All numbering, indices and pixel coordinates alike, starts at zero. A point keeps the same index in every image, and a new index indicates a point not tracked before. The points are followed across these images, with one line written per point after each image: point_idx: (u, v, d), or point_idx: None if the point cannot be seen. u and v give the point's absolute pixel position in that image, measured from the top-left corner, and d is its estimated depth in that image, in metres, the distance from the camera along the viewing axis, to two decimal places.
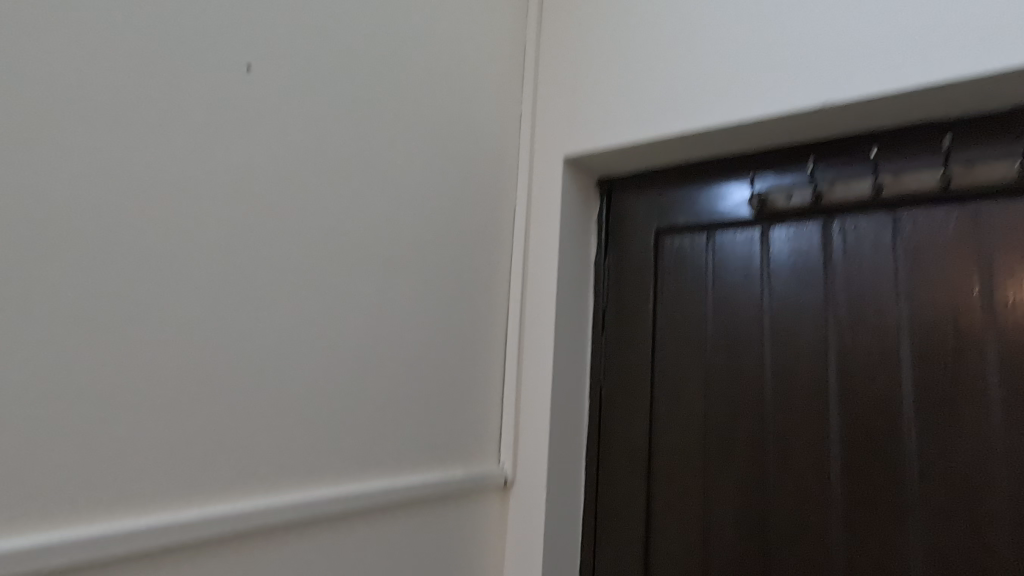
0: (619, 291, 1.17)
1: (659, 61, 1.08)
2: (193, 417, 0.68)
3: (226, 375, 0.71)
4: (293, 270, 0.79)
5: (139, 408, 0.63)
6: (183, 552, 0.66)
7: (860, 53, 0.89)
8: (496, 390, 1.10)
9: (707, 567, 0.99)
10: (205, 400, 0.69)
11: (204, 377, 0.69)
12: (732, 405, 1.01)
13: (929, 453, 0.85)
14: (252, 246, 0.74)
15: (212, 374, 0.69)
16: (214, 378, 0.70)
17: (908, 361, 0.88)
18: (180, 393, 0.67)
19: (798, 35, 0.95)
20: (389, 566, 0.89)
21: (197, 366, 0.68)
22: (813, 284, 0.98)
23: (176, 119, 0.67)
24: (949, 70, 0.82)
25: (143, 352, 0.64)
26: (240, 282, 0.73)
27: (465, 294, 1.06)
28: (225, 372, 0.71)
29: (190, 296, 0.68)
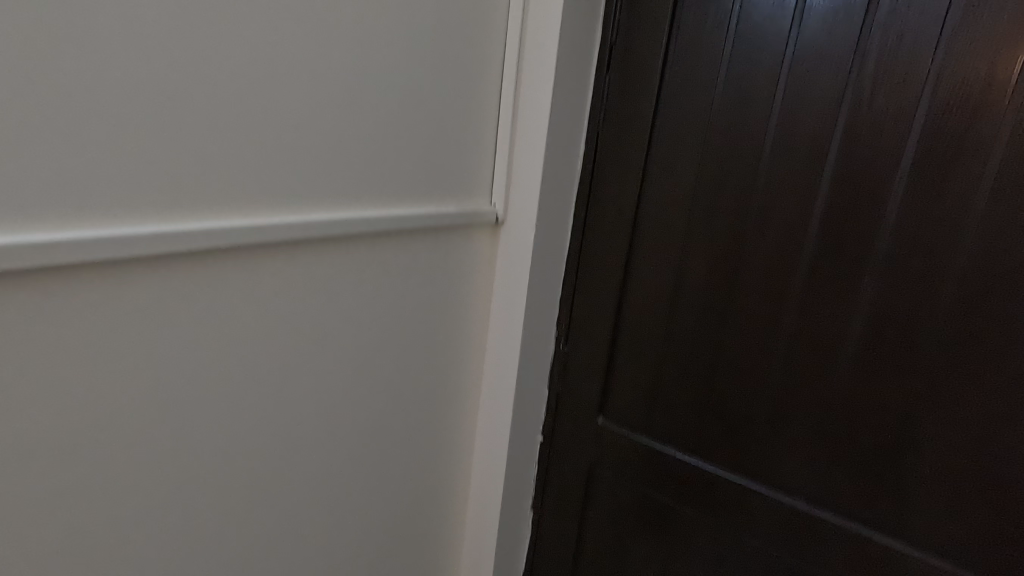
0: (632, 24, 1.04)
1: None
2: (164, 132, 0.65)
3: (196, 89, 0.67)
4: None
5: (102, 116, 0.60)
6: (190, 259, 0.71)
7: None
8: (489, 133, 1.07)
9: (675, 304, 1.09)
10: (173, 116, 0.65)
11: (166, 86, 0.64)
12: (729, 160, 1.00)
13: (910, 213, 0.87)
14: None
15: (174, 86, 0.65)
16: (186, 92, 0.66)
17: (922, 115, 0.84)
18: (152, 106, 0.64)
19: None
20: (386, 288, 0.98)
21: (163, 75, 0.64)
22: (850, 23, 0.87)
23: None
24: None
25: (100, 56, 0.59)
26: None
27: (456, 16, 0.94)
28: (193, 86, 0.66)
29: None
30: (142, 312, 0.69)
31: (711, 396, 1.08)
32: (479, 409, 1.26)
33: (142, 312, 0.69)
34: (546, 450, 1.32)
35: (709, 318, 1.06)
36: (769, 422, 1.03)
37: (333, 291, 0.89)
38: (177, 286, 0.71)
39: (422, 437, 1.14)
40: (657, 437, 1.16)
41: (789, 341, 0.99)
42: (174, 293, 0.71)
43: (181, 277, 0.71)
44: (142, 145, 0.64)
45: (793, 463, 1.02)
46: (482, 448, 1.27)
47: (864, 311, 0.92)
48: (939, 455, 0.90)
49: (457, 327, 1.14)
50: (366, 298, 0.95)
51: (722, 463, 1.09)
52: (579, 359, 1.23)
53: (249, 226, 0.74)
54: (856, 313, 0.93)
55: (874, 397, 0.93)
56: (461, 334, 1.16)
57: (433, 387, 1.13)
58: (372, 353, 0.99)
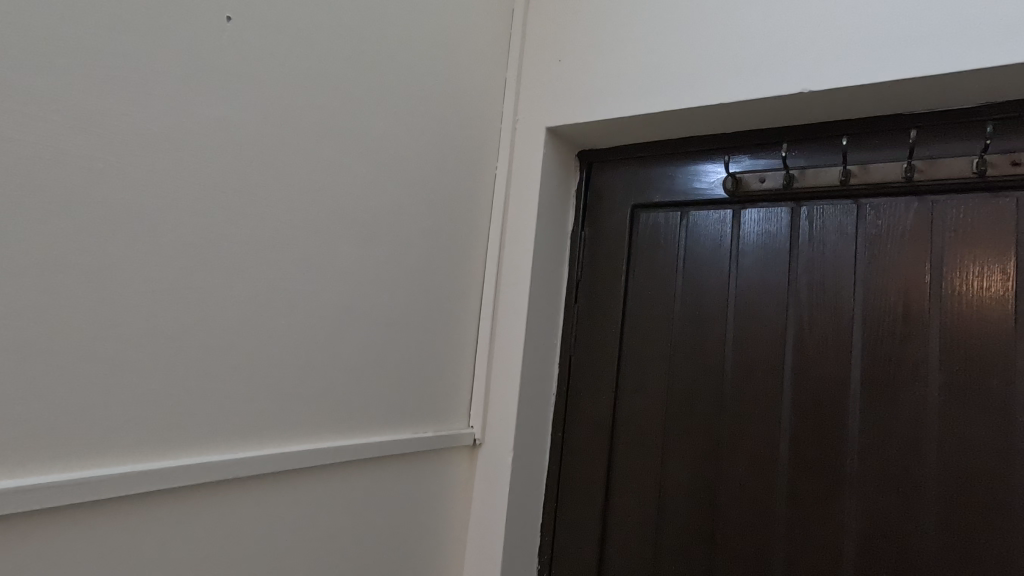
0: (593, 264, 1.20)
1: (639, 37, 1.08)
2: (161, 371, 0.68)
3: (200, 329, 0.72)
4: (265, 227, 0.79)
5: (104, 361, 0.63)
6: (157, 497, 0.68)
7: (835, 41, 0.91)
8: (468, 358, 1.13)
9: (660, 529, 1.05)
10: (173, 357, 0.69)
11: (169, 329, 0.69)
12: (694, 380, 1.06)
13: (870, 430, 0.91)
14: (224, 202, 0.74)
15: (179, 328, 0.69)
16: (188, 334, 0.70)
17: (858, 341, 0.94)
18: (155, 347, 0.67)
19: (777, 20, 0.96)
20: (358, 521, 0.92)
21: (167, 317, 0.68)
22: (779, 265, 1.02)
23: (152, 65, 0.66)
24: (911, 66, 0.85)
25: (115, 305, 0.64)
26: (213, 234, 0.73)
27: (440, 260, 1.07)
28: (198, 327, 0.71)
29: (160, 253, 0.68)
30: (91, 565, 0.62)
31: None
32: None
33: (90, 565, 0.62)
34: None
35: (698, 545, 1.01)
36: None
37: (303, 526, 0.84)
38: (134, 533, 0.66)
39: None
40: None
41: (784, 569, 0.94)
42: (132, 541, 0.66)
43: (141, 522, 0.66)
44: (135, 382, 0.66)
45: None
46: None
47: (853, 533, 0.90)
48: None
49: (431, 563, 1.05)
50: (336, 531, 0.89)
51: None
52: None
53: (228, 459, 0.74)
54: (845, 536, 0.90)
55: None
56: (434, 571, 1.06)
57: None
58: None
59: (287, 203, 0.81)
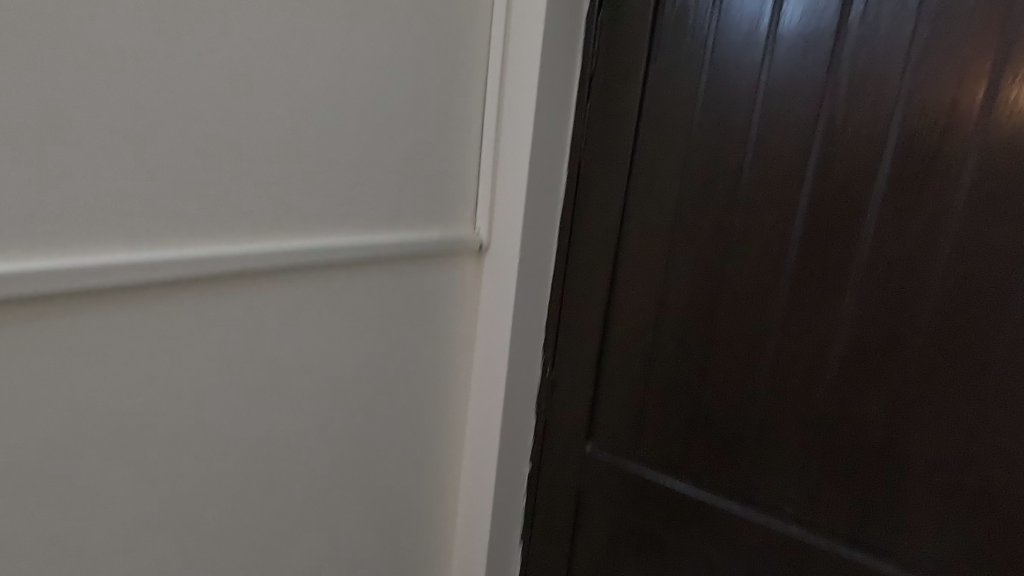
0: (610, 55, 1.07)
1: None
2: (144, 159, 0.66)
3: (177, 116, 0.68)
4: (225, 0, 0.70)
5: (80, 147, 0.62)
6: (157, 288, 0.70)
7: None
8: (471, 160, 1.08)
9: (659, 327, 1.10)
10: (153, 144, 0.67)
11: (143, 114, 0.66)
12: (709, 182, 1.01)
13: (886, 233, 0.89)
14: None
15: (153, 113, 0.66)
16: (162, 124, 0.67)
17: (892, 139, 0.87)
18: (126, 138, 0.65)
19: None
20: (370, 313, 0.97)
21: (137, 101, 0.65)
22: (819, 53, 0.91)
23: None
24: None
25: (73, 87, 0.61)
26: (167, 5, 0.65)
27: (436, 48, 0.96)
28: (171, 113, 0.68)
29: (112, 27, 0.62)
30: (118, 339, 0.68)
31: (698, 419, 1.07)
32: (466, 437, 1.23)
33: (117, 339, 0.68)
34: (534, 477, 1.30)
35: (694, 340, 1.06)
36: (756, 443, 1.03)
37: (314, 318, 0.89)
38: (151, 314, 0.71)
39: (406, 465, 1.11)
40: (647, 462, 1.14)
41: (774, 361, 0.99)
42: (146, 326, 0.70)
43: (157, 304, 0.71)
44: (113, 172, 0.64)
45: (781, 485, 1.01)
46: (468, 481, 1.25)
47: (846, 330, 0.93)
48: (925, 474, 0.89)
49: (441, 354, 1.13)
50: (346, 325, 0.94)
51: (711, 486, 1.08)
52: (565, 386, 1.22)
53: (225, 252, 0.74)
54: (838, 332, 0.94)
55: (859, 415, 0.93)
56: (445, 360, 1.14)
57: (416, 414, 1.11)
58: (353, 383, 0.97)
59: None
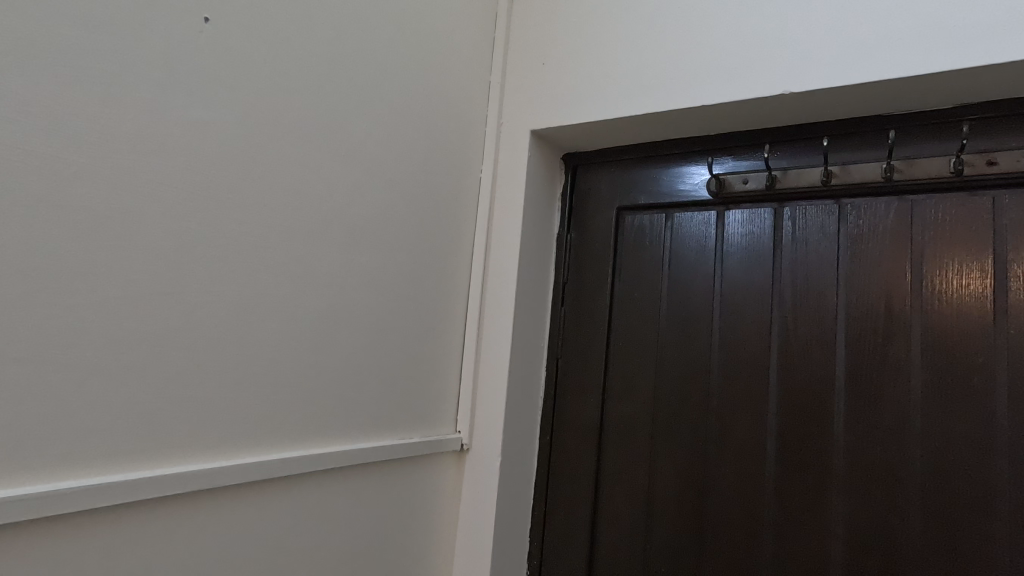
0: (579, 267, 1.20)
1: (614, 42, 1.10)
2: (144, 377, 0.66)
3: (184, 335, 0.70)
4: (246, 231, 0.77)
5: (80, 371, 0.61)
6: (130, 514, 0.65)
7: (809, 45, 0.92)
8: (454, 362, 1.13)
9: (649, 532, 1.05)
10: (155, 362, 0.67)
11: (152, 333, 0.67)
12: (680, 380, 1.06)
13: (856, 429, 0.91)
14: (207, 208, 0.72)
15: (162, 331, 0.68)
16: (165, 343, 0.68)
17: (841, 341, 0.95)
18: (128, 360, 0.65)
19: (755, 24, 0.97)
20: (346, 529, 0.90)
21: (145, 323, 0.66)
22: (762, 267, 1.03)
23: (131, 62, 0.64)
24: (875, 69, 0.87)
25: (84, 312, 0.61)
26: (196, 234, 0.71)
27: (425, 265, 1.06)
28: (178, 332, 0.69)
29: (140, 256, 0.66)
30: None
31: None
32: None
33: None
34: None
35: (687, 546, 1.01)
36: None
37: (289, 536, 0.82)
38: (117, 547, 0.63)
39: None
40: None
41: (773, 569, 0.94)
42: (105, 566, 0.63)
43: (126, 534, 0.64)
44: (109, 394, 0.63)
45: None
46: None
47: (840, 532, 0.90)
48: None
49: (419, 569, 1.04)
50: (322, 541, 0.87)
51: None
52: None
53: (207, 469, 0.71)
54: (832, 534, 0.91)
55: None
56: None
57: None
58: None
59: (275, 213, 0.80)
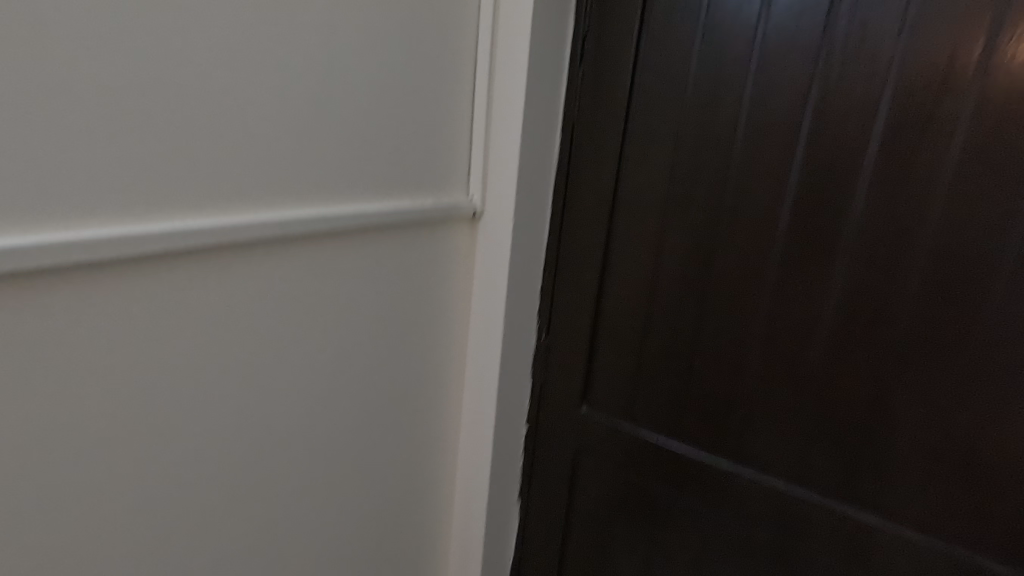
0: (603, 15, 1.05)
1: None
2: (141, 128, 0.66)
3: (172, 85, 0.68)
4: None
5: (78, 120, 0.62)
6: (160, 259, 0.71)
7: None
8: (464, 126, 1.07)
9: (652, 292, 1.11)
10: (147, 113, 0.66)
11: (138, 81, 0.65)
12: (702, 147, 1.01)
13: (878, 197, 0.89)
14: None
15: (148, 79, 0.66)
16: (155, 93, 0.66)
17: (887, 102, 0.86)
18: (121, 109, 0.64)
19: None
20: (366, 284, 0.98)
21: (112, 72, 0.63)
22: (816, 11, 0.89)
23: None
24: None
25: (62, 56, 0.59)
26: None
27: (424, 15, 0.94)
28: (164, 81, 0.67)
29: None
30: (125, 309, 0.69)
31: (691, 382, 1.10)
32: (463, 401, 1.26)
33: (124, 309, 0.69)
34: (531, 440, 1.32)
35: (688, 305, 1.07)
36: (747, 404, 1.05)
37: (310, 289, 0.89)
38: (155, 286, 0.71)
39: (406, 429, 1.14)
40: (641, 424, 1.17)
41: (767, 325, 1.01)
42: (150, 300, 0.71)
43: (162, 275, 0.72)
44: (113, 145, 0.64)
45: (771, 443, 1.04)
46: (465, 448, 1.28)
47: (837, 293, 0.94)
48: (912, 430, 0.92)
49: (437, 321, 1.14)
50: (342, 295, 0.94)
51: (704, 445, 1.11)
52: (561, 352, 1.23)
53: (214, 226, 0.74)
54: (829, 295, 0.95)
55: (847, 375, 0.96)
56: (443, 327, 1.15)
57: (415, 379, 1.13)
58: (352, 351, 0.99)
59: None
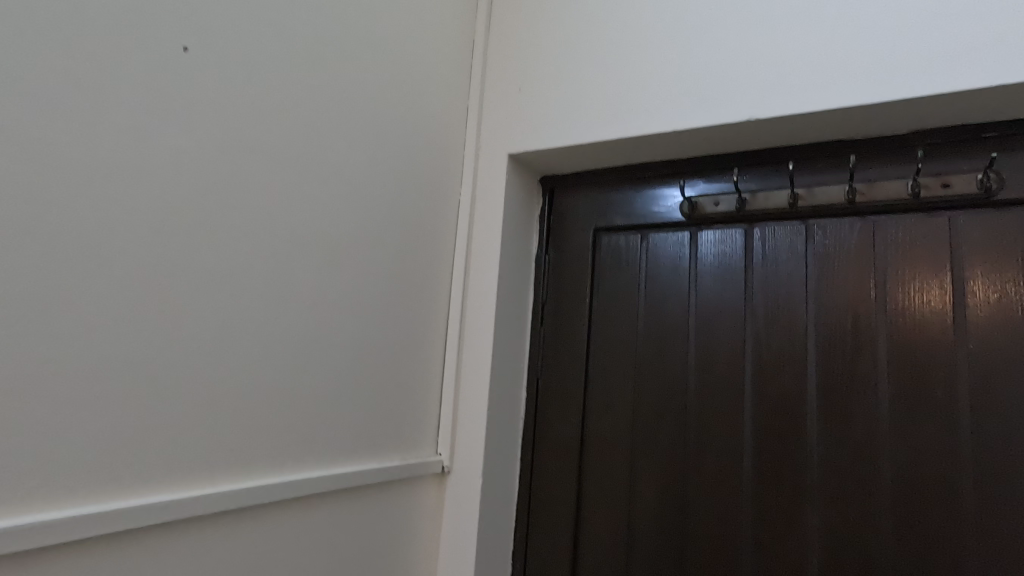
0: (557, 287, 1.22)
1: (586, 70, 1.13)
2: (142, 403, 0.68)
3: (177, 360, 0.71)
4: (218, 252, 0.76)
5: (91, 401, 0.63)
6: (121, 543, 0.65)
7: (766, 79, 0.97)
8: (435, 385, 1.13)
9: (630, 549, 1.05)
10: (151, 388, 0.69)
11: (150, 359, 0.68)
12: (659, 397, 1.08)
13: (828, 444, 0.94)
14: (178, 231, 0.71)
15: (157, 355, 0.69)
16: (162, 369, 0.70)
17: (812, 358, 0.98)
18: (126, 386, 0.66)
19: (694, 62, 1.04)
20: (328, 557, 0.90)
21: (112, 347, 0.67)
22: (734, 287, 1.06)
23: (98, 84, 0.64)
24: (846, 96, 0.91)
25: (92, 339, 0.63)
26: (190, 263, 0.73)
27: (403, 291, 1.06)
28: (172, 357, 0.71)
29: (138, 285, 0.67)
30: None
31: None
32: None
33: None
34: None
35: (668, 563, 1.02)
36: None
37: (264, 568, 0.81)
38: (114, 574, 0.65)
39: None
40: None
41: None
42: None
43: (120, 561, 0.65)
44: (113, 420, 0.65)
45: None
46: None
47: (815, 545, 0.92)
48: None
49: None
50: (301, 569, 0.86)
51: None
52: None
53: (181, 499, 0.70)
54: (807, 548, 0.93)
55: None
56: None
57: None
58: None
59: (251, 232, 0.80)
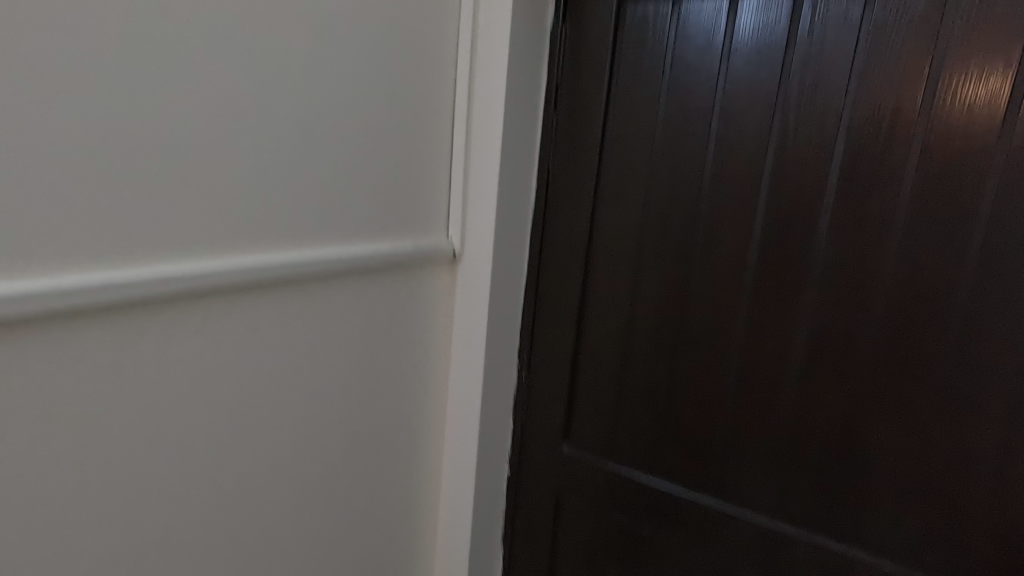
0: (574, 67, 1.11)
1: None
2: (130, 179, 0.69)
3: (158, 137, 0.71)
4: (179, 16, 0.70)
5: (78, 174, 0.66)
6: (140, 305, 0.73)
7: None
8: (443, 173, 1.10)
9: (629, 330, 1.13)
10: (137, 164, 0.70)
11: (130, 135, 0.69)
12: (673, 188, 1.05)
13: (839, 236, 0.94)
14: None
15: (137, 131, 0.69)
16: (143, 146, 0.70)
17: (840, 148, 0.92)
18: (111, 161, 0.68)
19: None
20: (346, 327, 0.98)
21: (92, 115, 0.65)
22: (770, 67, 0.95)
23: None
24: None
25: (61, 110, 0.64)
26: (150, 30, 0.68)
27: (402, 68, 0.98)
28: (153, 133, 0.70)
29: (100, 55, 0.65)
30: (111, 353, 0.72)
31: (671, 418, 1.11)
32: (444, 444, 1.25)
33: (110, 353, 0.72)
34: (513, 480, 1.31)
35: (664, 342, 1.10)
36: (725, 438, 1.06)
37: (287, 332, 0.90)
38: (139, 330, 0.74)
39: (386, 471, 1.12)
40: (623, 462, 1.17)
41: (740, 360, 1.03)
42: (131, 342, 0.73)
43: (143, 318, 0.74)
44: (105, 194, 0.68)
45: (750, 476, 1.05)
46: (446, 491, 1.26)
47: (806, 328, 0.98)
48: (886, 459, 0.94)
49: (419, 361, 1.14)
50: (322, 336, 0.95)
51: (684, 481, 1.11)
52: (541, 390, 1.24)
53: (195, 272, 0.73)
54: (798, 330, 0.98)
55: (818, 407, 0.98)
56: (425, 366, 1.15)
57: (395, 422, 1.12)
58: (332, 392, 0.98)
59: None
